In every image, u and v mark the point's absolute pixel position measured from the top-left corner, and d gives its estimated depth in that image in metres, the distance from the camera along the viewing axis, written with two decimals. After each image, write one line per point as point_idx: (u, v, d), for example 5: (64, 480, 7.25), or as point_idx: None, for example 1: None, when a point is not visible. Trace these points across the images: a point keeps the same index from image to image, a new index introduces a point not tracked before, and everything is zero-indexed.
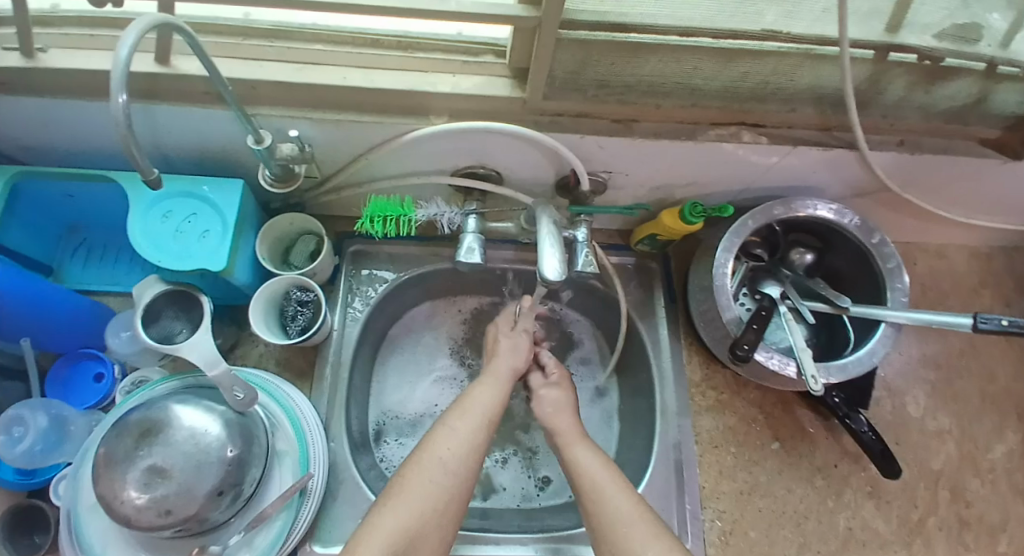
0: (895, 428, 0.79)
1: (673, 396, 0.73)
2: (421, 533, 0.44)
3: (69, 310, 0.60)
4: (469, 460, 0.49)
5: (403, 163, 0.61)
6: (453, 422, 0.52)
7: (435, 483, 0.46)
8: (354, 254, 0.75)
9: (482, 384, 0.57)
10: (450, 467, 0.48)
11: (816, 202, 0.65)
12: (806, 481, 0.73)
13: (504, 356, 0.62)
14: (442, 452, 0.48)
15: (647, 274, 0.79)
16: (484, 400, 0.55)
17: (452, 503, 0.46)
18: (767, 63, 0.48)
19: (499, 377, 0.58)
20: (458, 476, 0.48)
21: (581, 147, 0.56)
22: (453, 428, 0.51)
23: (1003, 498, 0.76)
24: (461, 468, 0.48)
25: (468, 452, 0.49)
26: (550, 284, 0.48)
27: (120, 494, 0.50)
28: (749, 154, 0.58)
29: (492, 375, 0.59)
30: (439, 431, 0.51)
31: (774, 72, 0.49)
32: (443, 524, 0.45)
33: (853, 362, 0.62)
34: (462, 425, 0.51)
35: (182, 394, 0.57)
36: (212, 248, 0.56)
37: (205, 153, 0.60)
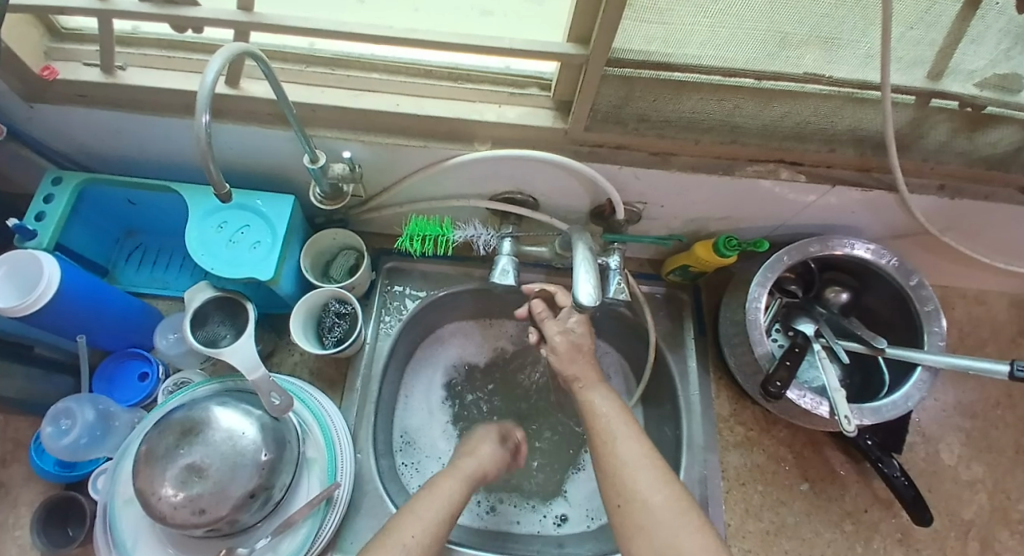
0: (929, 476, 0.76)
1: (699, 429, 0.72)
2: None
3: (123, 310, 0.63)
4: (429, 550, 0.49)
5: (444, 186, 0.63)
6: None
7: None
8: (389, 270, 0.77)
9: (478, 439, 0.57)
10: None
11: (852, 241, 0.65)
12: (833, 524, 0.71)
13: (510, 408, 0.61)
14: (404, 538, 0.49)
15: (677, 305, 0.79)
16: (445, 490, 0.55)
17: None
18: (807, 105, 0.49)
19: (461, 475, 0.59)
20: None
21: (619, 177, 0.58)
22: (416, 514, 0.51)
23: None
24: (422, 552, 0.49)
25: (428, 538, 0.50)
26: (584, 309, 0.49)
27: (158, 490, 0.52)
28: (785, 192, 0.59)
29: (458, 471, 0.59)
30: (404, 518, 0.51)
31: (814, 113, 0.50)
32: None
33: (887, 405, 0.61)
34: (426, 511, 0.52)
35: (223, 396, 0.60)
36: (262, 258, 0.59)
37: (260, 169, 0.63)
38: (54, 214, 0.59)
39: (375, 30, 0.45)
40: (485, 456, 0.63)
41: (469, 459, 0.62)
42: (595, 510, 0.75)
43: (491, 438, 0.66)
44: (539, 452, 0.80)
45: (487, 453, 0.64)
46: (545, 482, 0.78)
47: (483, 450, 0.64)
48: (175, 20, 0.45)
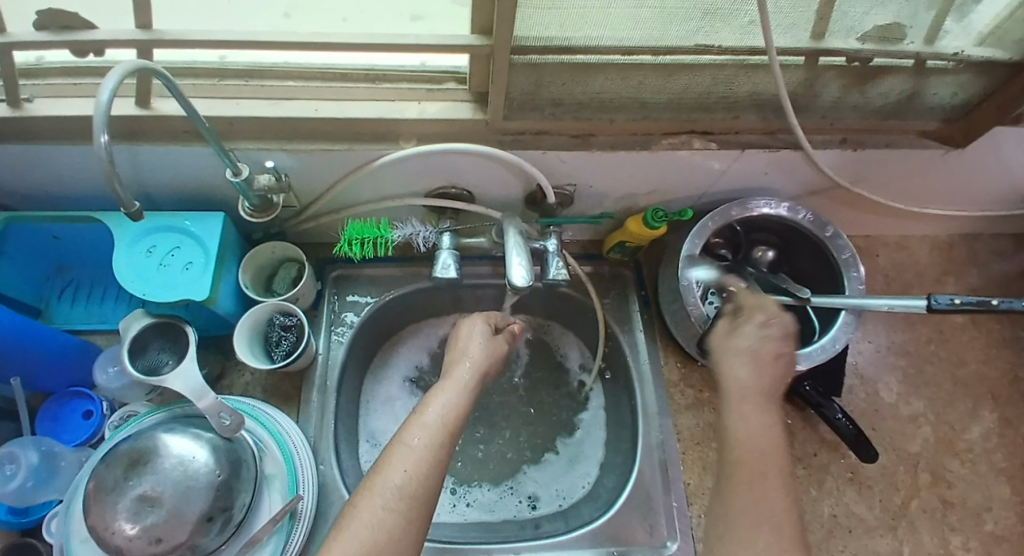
0: (870, 414, 0.82)
1: (653, 396, 0.75)
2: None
3: (60, 349, 0.61)
4: (428, 477, 0.43)
5: (377, 188, 0.64)
6: (407, 438, 0.46)
7: (390, 512, 0.41)
8: (336, 279, 0.77)
9: (440, 386, 0.52)
10: (404, 492, 0.42)
11: (770, 202, 0.69)
12: (787, 471, 0.76)
13: (484, 352, 0.57)
14: (394, 477, 0.42)
15: (622, 281, 0.82)
16: (440, 403, 0.49)
17: (414, 520, 0.41)
18: (705, 76, 0.53)
19: (462, 384, 0.53)
20: (417, 500, 0.42)
21: (544, 162, 0.60)
22: (407, 443, 0.45)
23: (982, 475, 0.79)
24: (419, 487, 0.43)
25: (426, 467, 0.44)
26: (518, 291, 0.52)
27: (110, 525, 0.50)
28: (701, 161, 0.63)
29: (453, 382, 0.53)
30: (395, 449, 0.45)
31: (714, 82, 0.54)
32: (409, 543, 0.41)
33: (818, 349, 0.65)
34: (420, 438, 0.46)
35: (171, 424, 0.59)
36: (195, 278, 0.58)
37: (188, 189, 0.63)
38: None
39: (284, 37, 0.46)
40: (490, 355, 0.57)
41: (474, 356, 0.56)
42: (566, 488, 0.77)
43: (475, 328, 0.60)
44: (508, 445, 0.81)
45: (478, 347, 0.57)
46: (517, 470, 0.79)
47: (477, 347, 0.58)
48: (74, 45, 0.45)
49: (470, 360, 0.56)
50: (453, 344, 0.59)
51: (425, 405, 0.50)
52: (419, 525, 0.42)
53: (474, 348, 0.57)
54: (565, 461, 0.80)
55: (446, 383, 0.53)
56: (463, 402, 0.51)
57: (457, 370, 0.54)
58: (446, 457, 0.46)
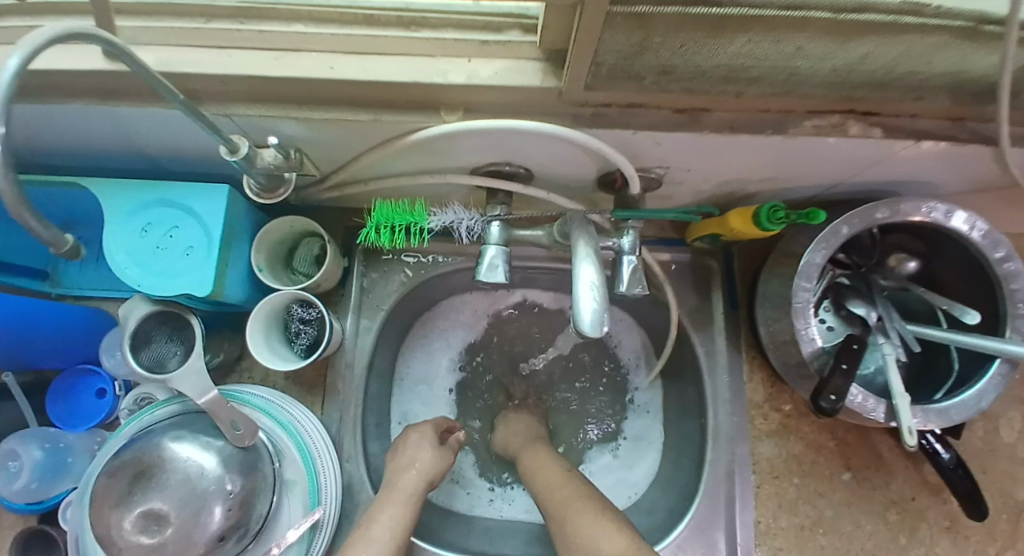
0: (983, 454, 0.68)
1: (727, 418, 0.64)
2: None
3: (60, 330, 0.55)
4: None
5: (415, 161, 0.51)
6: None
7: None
8: (366, 251, 0.67)
9: (385, 500, 0.51)
10: None
11: (931, 203, 0.51)
12: (876, 515, 0.64)
13: (433, 463, 0.56)
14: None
15: (705, 275, 0.68)
16: (386, 520, 0.49)
17: None
18: (900, 44, 0.34)
19: (407, 497, 0.52)
20: None
21: (633, 144, 0.45)
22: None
23: None
24: None
25: None
26: (586, 337, 0.38)
27: (117, 540, 0.46)
28: (848, 149, 0.46)
29: (398, 494, 0.52)
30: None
31: (906, 54, 0.36)
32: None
33: (956, 405, 0.52)
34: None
35: (181, 422, 0.53)
36: (197, 268, 0.49)
37: (187, 152, 0.51)
38: None
39: None
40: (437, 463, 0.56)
41: (408, 477, 0.54)
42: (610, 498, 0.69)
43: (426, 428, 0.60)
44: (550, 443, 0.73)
45: (427, 456, 0.56)
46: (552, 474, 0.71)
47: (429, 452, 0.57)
48: None
49: (410, 479, 0.53)
50: (397, 452, 0.57)
51: (372, 520, 0.49)
52: None
53: (422, 454, 0.56)
54: (607, 468, 0.71)
55: (389, 496, 0.52)
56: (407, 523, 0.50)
57: (401, 483, 0.53)
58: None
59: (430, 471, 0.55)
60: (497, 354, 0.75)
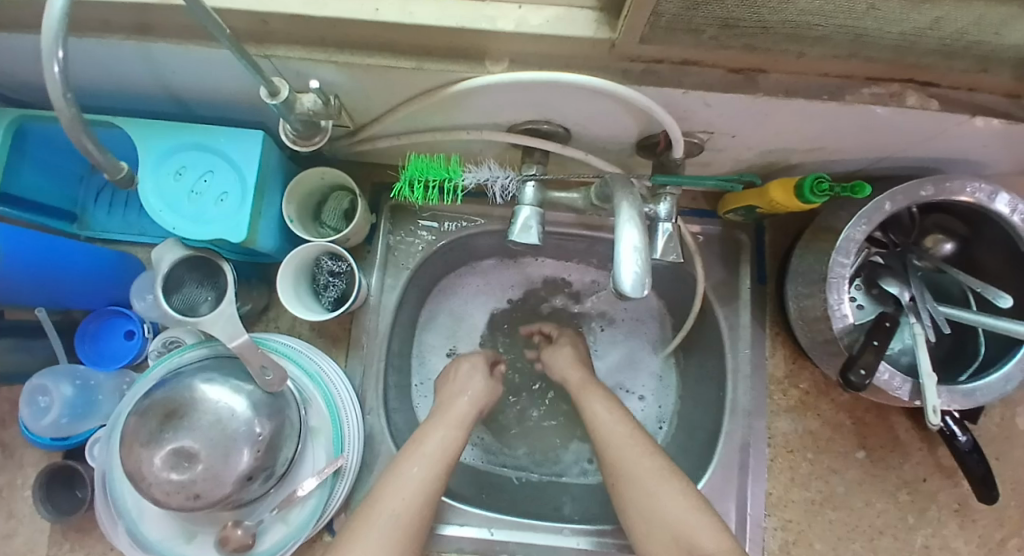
0: (999, 442, 0.66)
1: (747, 393, 0.64)
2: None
3: (91, 270, 0.55)
4: (423, 509, 0.47)
5: (450, 116, 0.49)
6: (406, 467, 0.48)
7: (386, 538, 0.44)
8: (393, 209, 0.66)
9: (435, 421, 0.53)
10: (400, 522, 0.45)
11: (978, 183, 0.49)
12: (888, 494, 0.63)
13: (483, 390, 0.57)
14: (392, 504, 0.45)
15: (734, 248, 0.67)
16: (438, 439, 0.51)
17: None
18: (978, 8, 0.32)
19: (460, 420, 0.54)
20: (411, 530, 0.45)
21: (682, 104, 0.43)
22: (404, 473, 0.48)
23: None
24: (413, 519, 0.46)
25: (424, 498, 0.47)
26: (625, 299, 0.38)
27: (147, 475, 0.47)
28: (904, 120, 0.44)
29: (451, 414, 0.54)
30: (392, 476, 0.47)
31: (984, 20, 0.34)
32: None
33: (984, 387, 0.50)
34: (419, 468, 0.48)
35: (209, 365, 0.53)
36: (232, 215, 0.48)
37: (222, 96, 0.50)
38: None
39: None
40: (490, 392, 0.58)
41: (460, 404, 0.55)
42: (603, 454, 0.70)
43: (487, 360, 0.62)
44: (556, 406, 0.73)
45: (479, 385, 0.58)
46: (557, 438, 0.71)
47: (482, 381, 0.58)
48: None
49: (461, 406, 0.55)
50: (450, 378, 0.59)
51: (424, 437, 0.51)
52: None
53: (470, 383, 0.58)
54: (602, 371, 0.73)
55: (444, 414, 0.54)
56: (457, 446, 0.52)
57: (452, 403, 0.55)
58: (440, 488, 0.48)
59: (481, 398, 0.57)
60: (516, 321, 0.74)
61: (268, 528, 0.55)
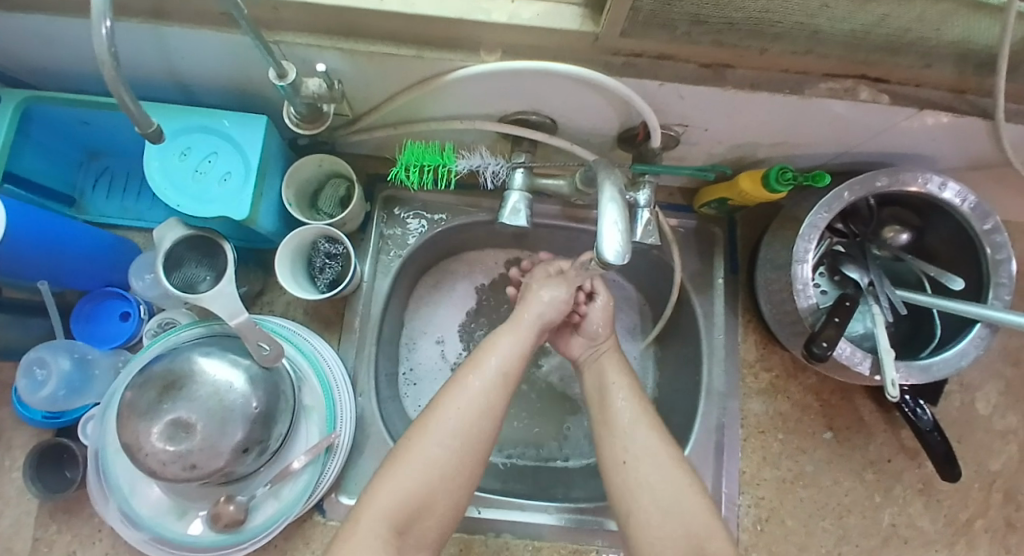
0: (959, 425, 0.70)
1: (722, 376, 0.67)
2: (429, 504, 0.43)
3: (91, 250, 0.57)
4: (484, 419, 0.46)
5: (445, 105, 0.53)
6: (466, 378, 0.48)
7: (447, 449, 0.44)
8: (387, 199, 0.69)
9: (502, 332, 0.52)
10: (460, 432, 0.45)
11: (930, 174, 0.54)
12: (854, 474, 0.67)
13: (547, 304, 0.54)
14: (452, 413, 0.46)
15: (708, 240, 0.71)
16: (502, 351, 0.50)
17: (467, 463, 0.44)
18: (913, 7, 0.37)
19: (526, 330, 0.52)
20: (472, 441, 0.45)
21: (658, 96, 0.48)
22: (465, 384, 0.47)
23: None
24: (473, 429, 0.45)
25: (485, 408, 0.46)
26: (609, 268, 0.41)
27: (144, 445, 0.48)
28: (856, 115, 0.49)
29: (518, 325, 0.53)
30: (452, 387, 0.47)
31: (919, 19, 0.38)
32: (458, 480, 0.44)
33: (939, 362, 0.54)
34: (476, 393, 0.47)
35: (206, 343, 0.54)
36: (234, 194, 0.50)
37: (228, 84, 0.53)
38: None
39: None
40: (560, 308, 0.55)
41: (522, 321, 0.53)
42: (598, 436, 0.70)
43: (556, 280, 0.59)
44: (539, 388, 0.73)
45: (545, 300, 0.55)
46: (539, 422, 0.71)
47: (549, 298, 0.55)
48: None
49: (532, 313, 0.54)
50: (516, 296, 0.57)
51: (487, 350, 0.50)
52: (467, 474, 0.45)
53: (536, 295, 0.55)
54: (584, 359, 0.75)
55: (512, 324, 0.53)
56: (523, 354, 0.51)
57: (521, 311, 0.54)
58: (501, 405, 0.47)
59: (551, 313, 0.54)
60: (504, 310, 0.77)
61: (261, 504, 0.56)
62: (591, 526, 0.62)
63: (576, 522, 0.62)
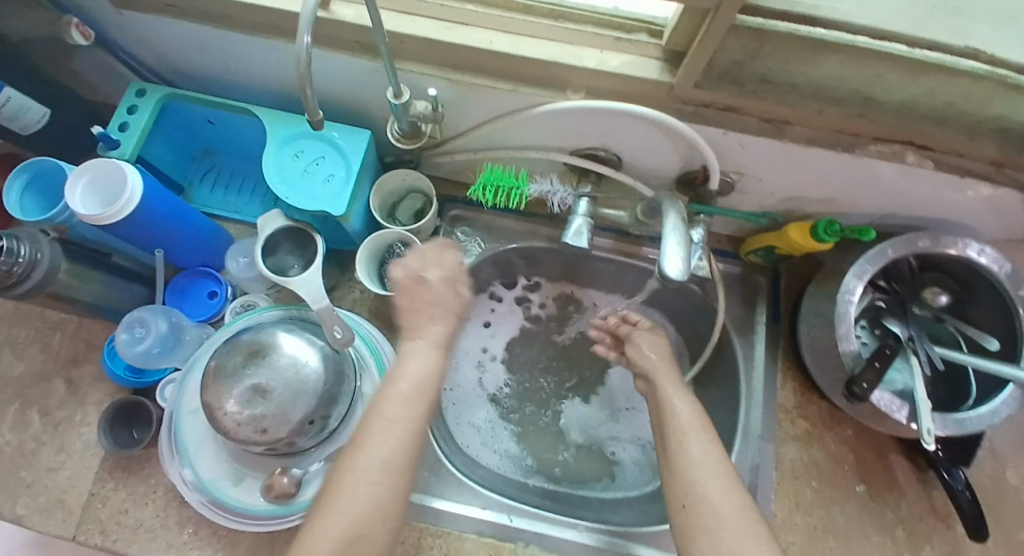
0: (993, 496, 0.69)
1: (758, 417, 0.69)
2: (368, 533, 0.39)
3: (198, 230, 0.64)
4: (411, 448, 0.43)
5: (525, 135, 0.60)
6: (383, 406, 0.44)
7: (375, 486, 0.40)
8: (454, 218, 0.76)
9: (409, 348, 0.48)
10: (391, 465, 0.41)
11: (967, 241, 0.57)
12: (886, 530, 0.66)
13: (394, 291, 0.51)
14: (380, 452, 0.41)
15: (753, 287, 0.74)
16: (411, 372, 0.46)
17: (405, 485, 0.42)
18: (958, 84, 0.42)
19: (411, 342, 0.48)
20: (403, 473, 0.42)
21: (720, 144, 0.53)
22: (379, 414, 0.43)
23: None
24: (404, 456, 0.42)
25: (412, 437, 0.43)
26: (669, 283, 0.46)
27: (224, 405, 0.53)
28: (901, 177, 0.53)
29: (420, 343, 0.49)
30: (376, 417, 0.43)
31: (961, 95, 0.44)
32: (392, 516, 0.41)
33: (972, 417, 0.56)
34: (398, 411, 0.44)
35: (289, 323, 0.60)
36: (334, 192, 0.57)
37: (340, 99, 0.61)
38: (136, 124, 0.58)
39: None
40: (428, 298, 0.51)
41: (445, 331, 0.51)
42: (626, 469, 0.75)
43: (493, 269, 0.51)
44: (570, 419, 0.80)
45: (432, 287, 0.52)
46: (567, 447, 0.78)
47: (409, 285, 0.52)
48: None
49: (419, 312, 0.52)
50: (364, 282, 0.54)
51: (398, 374, 0.46)
52: (397, 509, 0.41)
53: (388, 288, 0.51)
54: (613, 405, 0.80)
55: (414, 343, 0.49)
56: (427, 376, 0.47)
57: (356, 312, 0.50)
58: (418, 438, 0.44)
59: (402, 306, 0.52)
60: (542, 342, 0.83)
61: (312, 480, 0.58)
62: (614, 549, 0.61)
63: (602, 542, 0.62)
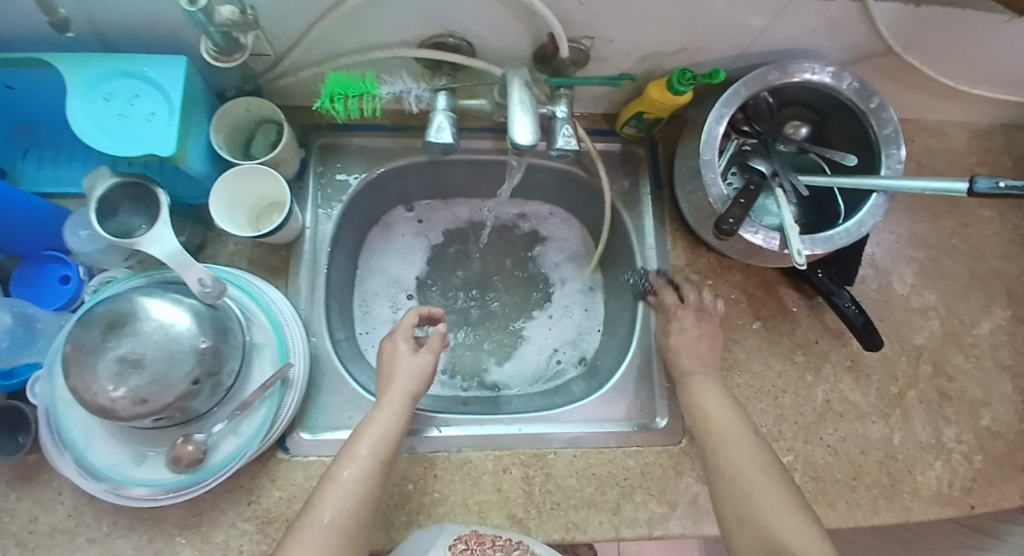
0: (879, 305, 0.76)
1: (655, 280, 0.72)
2: None
3: (24, 211, 0.57)
4: (359, 509, 0.46)
5: (362, 32, 0.55)
6: (340, 472, 0.48)
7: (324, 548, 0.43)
8: (322, 148, 0.71)
9: (376, 411, 0.53)
10: (337, 525, 0.44)
11: (810, 64, 0.59)
12: (785, 356, 0.72)
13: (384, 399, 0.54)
14: (326, 513, 0.45)
15: (634, 161, 0.76)
16: (372, 434, 0.51)
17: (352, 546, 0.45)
18: None
19: (395, 409, 0.54)
20: (348, 533, 0.45)
21: (559, 5, 0.51)
22: (337, 479, 0.47)
23: (991, 375, 0.74)
24: (352, 516, 0.46)
25: (358, 501, 0.46)
26: (522, 151, 0.44)
27: (93, 385, 0.48)
28: (740, 11, 0.54)
29: (386, 409, 0.54)
30: (327, 487, 0.47)
31: None
32: None
33: (840, 233, 0.58)
34: (353, 474, 0.48)
35: (150, 289, 0.55)
36: (159, 133, 0.52)
37: (144, 27, 0.54)
38: None
39: None
40: (421, 375, 0.57)
41: (405, 382, 0.56)
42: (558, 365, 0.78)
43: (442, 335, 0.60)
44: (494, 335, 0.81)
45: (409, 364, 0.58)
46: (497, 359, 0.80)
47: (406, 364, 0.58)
48: None
49: (402, 387, 0.56)
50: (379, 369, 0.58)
51: (359, 438, 0.51)
52: None
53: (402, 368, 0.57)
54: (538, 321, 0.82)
55: (379, 411, 0.53)
56: (394, 439, 0.52)
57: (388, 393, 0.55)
58: (372, 494, 0.47)
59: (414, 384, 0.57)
60: (458, 270, 0.84)
61: (220, 442, 0.57)
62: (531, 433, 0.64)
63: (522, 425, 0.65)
